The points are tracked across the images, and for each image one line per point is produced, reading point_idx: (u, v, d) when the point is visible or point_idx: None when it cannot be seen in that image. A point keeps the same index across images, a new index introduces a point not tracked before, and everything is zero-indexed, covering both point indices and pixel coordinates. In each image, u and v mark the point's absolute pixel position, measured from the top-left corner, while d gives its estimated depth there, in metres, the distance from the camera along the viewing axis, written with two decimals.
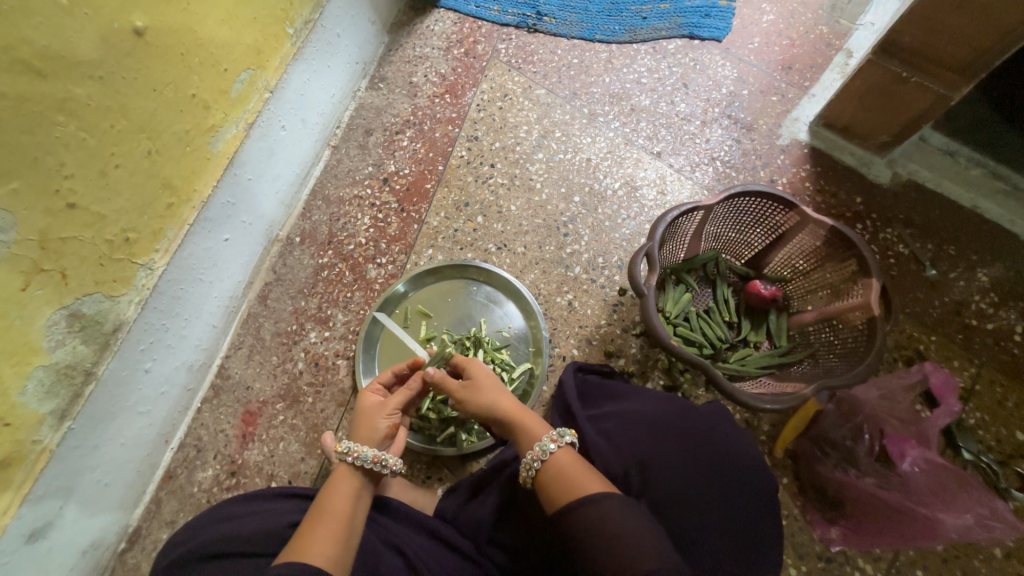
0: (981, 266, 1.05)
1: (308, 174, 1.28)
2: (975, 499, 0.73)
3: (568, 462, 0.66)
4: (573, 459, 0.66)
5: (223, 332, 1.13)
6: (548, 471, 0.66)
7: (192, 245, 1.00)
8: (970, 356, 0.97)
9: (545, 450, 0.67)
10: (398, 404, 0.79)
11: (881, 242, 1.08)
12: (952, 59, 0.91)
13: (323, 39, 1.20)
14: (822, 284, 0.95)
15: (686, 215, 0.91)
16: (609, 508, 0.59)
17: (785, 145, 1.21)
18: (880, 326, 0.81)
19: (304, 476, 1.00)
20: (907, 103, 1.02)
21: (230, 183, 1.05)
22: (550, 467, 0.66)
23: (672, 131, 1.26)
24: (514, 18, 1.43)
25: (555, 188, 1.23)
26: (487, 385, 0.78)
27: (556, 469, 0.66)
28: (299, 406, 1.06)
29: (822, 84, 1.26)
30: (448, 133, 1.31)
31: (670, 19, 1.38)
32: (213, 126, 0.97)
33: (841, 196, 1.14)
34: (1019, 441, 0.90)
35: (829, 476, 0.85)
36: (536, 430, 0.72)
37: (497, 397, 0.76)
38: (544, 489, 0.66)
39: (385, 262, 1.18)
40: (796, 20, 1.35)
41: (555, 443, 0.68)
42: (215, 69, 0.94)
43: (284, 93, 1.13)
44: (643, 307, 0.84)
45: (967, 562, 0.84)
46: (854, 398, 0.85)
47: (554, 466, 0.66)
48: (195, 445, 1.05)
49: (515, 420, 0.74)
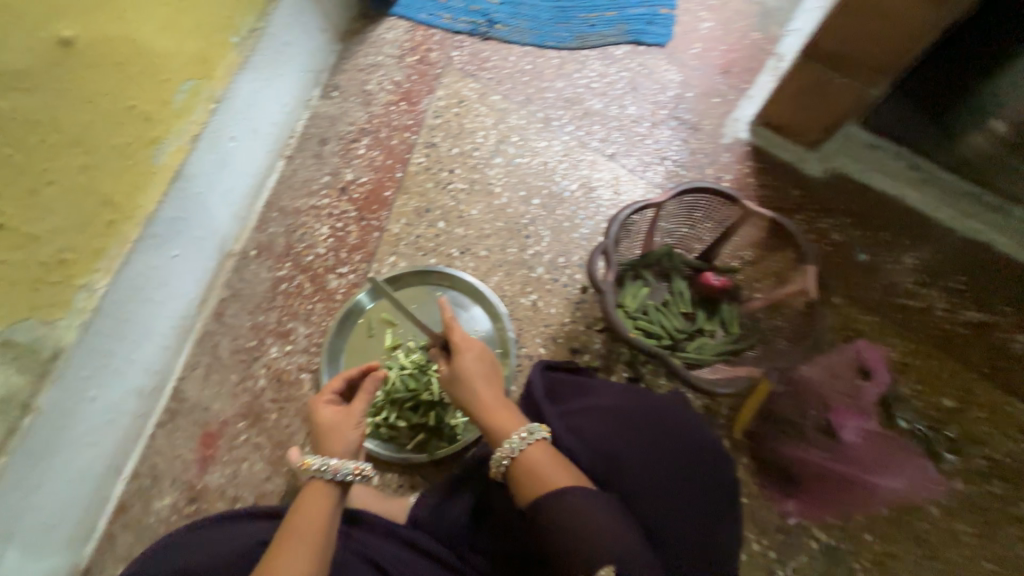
0: (905, 249, 1.14)
1: (262, 187, 1.25)
2: (908, 459, 0.92)
3: (539, 459, 0.65)
4: (544, 454, 0.66)
5: (176, 353, 1.08)
6: (518, 466, 0.66)
7: (139, 263, 0.95)
8: (900, 332, 1.06)
9: (514, 447, 0.66)
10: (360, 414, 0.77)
11: (817, 231, 1.17)
12: (870, 61, 1.00)
13: (272, 47, 1.18)
14: (768, 272, 1.02)
15: (639, 212, 0.96)
16: (578, 499, 0.61)
17: (728, 143, 1.29)
18: (819, 310, 0.88)
19: (270, 496, 0.97)
20: (833, 103, 1.11)
21: (177, 198, 1.01)
22: (522, 460, 0.66)
23: (623, 133, 1.31)
24: (467, 26, 1.45)
25: (515, 191, 1.25)
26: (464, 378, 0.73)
27: (526, 465, 0.65)
28: (262, 424, 1.03)
29: (758, 86, 1.35)
30: (406, 140, 1.31)
31: (616, 26, 1.44)
32: (156, 138, 0.94)
33: (780, 189, 1.22)
34: (945, 405, 0.99)
35: (788, 454, 0.91)
36: (510, 426, 0.69)
37: (478, 387, 0.73)
38: (515, 483, 0.66)
39: (346, 272, 1.16)
40: (732, 26, 1.44)
41: (523, 440, 0.66)
42: (156, 80, 0.91)
43: (233, 103, 1.10)
44: (602, 303, 0.88)
45: (907, 521, 0.91)
46: (805, 378, 0.93)
47: (525, 461, 0.66)
48: (151, 473, 1.00)
49: (490, 411, 0.71)
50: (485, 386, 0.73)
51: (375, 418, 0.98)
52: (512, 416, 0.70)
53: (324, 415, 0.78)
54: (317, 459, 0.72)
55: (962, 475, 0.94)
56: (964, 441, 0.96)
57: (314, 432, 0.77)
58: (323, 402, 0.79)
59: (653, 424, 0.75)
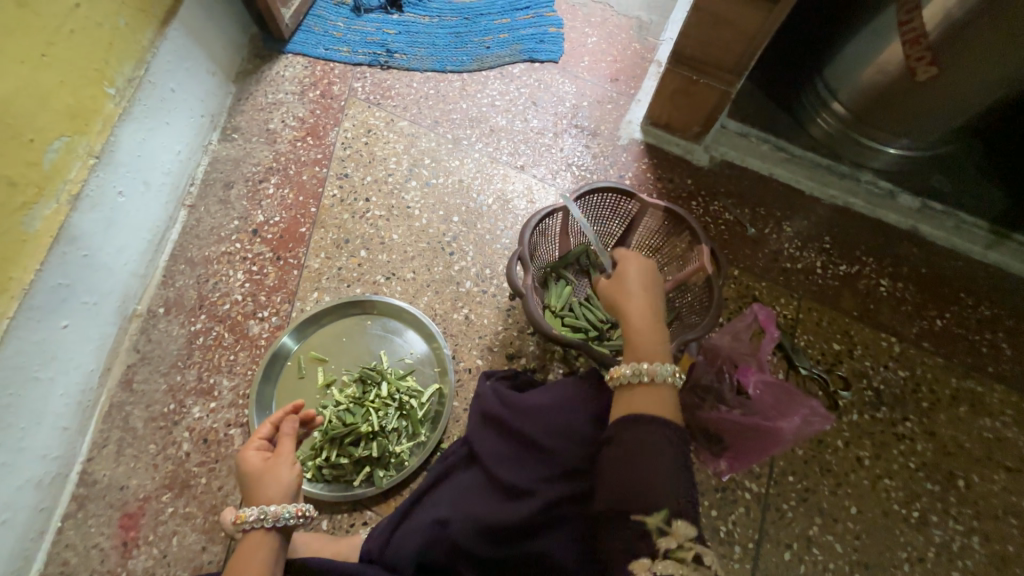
0: (785, 220, 1.30)
1: (164, 239, 1.17)
2: (801, 401, 0.89)
3: (639, 391, 0.71)
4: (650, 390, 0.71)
5: (80, 432, 0.98)
6: (627, 385, 0.72)
7: (18, 340, 0.86)
8: (791, 292, 1.20)
9: (628, 373, 0.71)
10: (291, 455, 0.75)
11: (712, 213, 1.30)
12: (724, 62, 1.14)
13: (155, 95, 1.13)
14: (670, 255, 1.10)
15: (548, 217, 1.02)
16: (669, 437, 0.63)
17: (625, 144, 1.40)
18: (716, 280, 0.97)
19: (208, 567, 0.90)
20: (703, 100, 1.25)
21: (59, 263, 0.93)
22: (631, 384, 0.72)
23: (530, 145, 1.38)
24: (366, 58, 1.47)
25: (433, 212, 1.27)
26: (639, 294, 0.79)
27: (636, 388, 0.71)
28: (190, 491, 0.96)
29: (644, 90, 1.48)
30: (316, 175, 1.29)
31: (510, 47, 1.53)
32: (25, 204, 0.87)
33: (675, 180, 1.35)
34: (836, 350, 1.13)
35: (707, 417, 0.96)
36: (644, 354, 0.73)
37: (637, 315, 0.77)
38: (627, 394, 0.71)
39: (268, 315, 1.12)
40: (615, 39, 1.58)
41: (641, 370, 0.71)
42: (18, 141, 0.85)
43: (116, 156, 1.04)
44: (524, 306, 0.91)
45: (822, 458, 1.02)
46: (713, 345, 1.02)
47: (633, 385, 0.72)
48: (61, 572, 0.89)
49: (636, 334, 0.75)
50: (641, 314, 0.77)
51: (315, 459, 0.95)
52: (654, 347, 0.74)
53: (251, 463, 0.74)
54: (254, 509, 0.69)
55: (857, 409, 1.07)
56: (853, 378, 1.10)
57: (243, 484, 0.73)
58: (251, 450, 0.75)
59: (591, 404, 0.80)
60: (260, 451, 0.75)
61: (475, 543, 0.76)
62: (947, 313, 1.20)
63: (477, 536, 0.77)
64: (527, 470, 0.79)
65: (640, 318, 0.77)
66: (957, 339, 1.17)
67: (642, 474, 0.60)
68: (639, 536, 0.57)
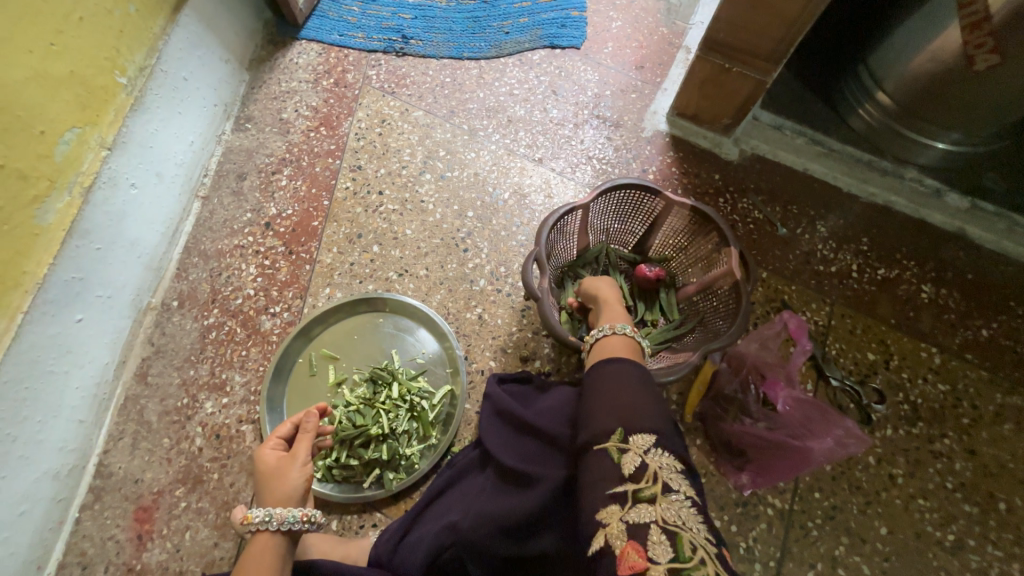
0: (819, 219, 1.22)
1: (177, 231, 1.16)
2: (833, 423, 0.86)
3: (616, 344, 0.78)
4: (622, 342, 0.78)
5: (96, 425, 0.99)
6: (601, 342, 0.79)
7: (33, 335, 0.86)
8: (823, 297, 1.13)
9: (600, 332, 0.80)
10: (302, 459, 0.72)
11: (740, 211, 1.23)
12: (761, 49, 1.06)
13: (167, 84, 1.11)
14: (696, 256, 1.04)
15: (566, 215, 0.98)
16: (635, 376, 0.66)
17: (649, 136, 1.33)
18: (745, 286, 0.90)
19: (220, 563, 0.90)
20: (735, 90, 1.17)
21: (72, 257, 0.92)
22: (604, 340, 0.79)
23: (549, 137, 1.33)
24: (380, 44, 1.43)
25: (448, 206, 1.24)
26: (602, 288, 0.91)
27: (607, 343, 0.78)
28: (203, 486, 0.96)
29: (671, 78, 1.40)
30: (330, 166, 1.26)
31: (530, 32, 1.46)
32: (38, 196, 0.86)
33: (702, 176, 1.28)
34: (870, 360, 1.06)
35: (730, 430, 0.93)
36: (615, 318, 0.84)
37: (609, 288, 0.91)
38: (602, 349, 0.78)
39: (280, 311, 1.10)
40: (641, 23, 1.49)
41: (612, 329, 0.80)
42: (28, 133, 0.83)
43: (128, 148, 1.03)
44: (541, 312, 0.87)
45: (851, 474, 0.97)
46: (739, 352, 0.96)
47: (607, 340, 0.79)
48: (80, 561, 0.91)
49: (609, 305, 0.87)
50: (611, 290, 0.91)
51: (326, 459, 0.94)
52: (621, 316, 0.85)
53: (266, 461, 0.73)
54: (260, 511, 0.67)
55: (891, 423, 1.01)
56: (888, 391, 1.04)
57: (257, 480, 0.72)
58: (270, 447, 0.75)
59: None
60: (277, 449, 0.74)
61: (485, 539, 0.73)
62: (995, 323, 1.12)
63: (488, 529, 0.73)
64: (537, 464, 0.78)
65: (603, 300, 0.89)
66: (1004, 350, 1.09)
67: (603, 408, 0.63)
68: (605, 462, 0.58)
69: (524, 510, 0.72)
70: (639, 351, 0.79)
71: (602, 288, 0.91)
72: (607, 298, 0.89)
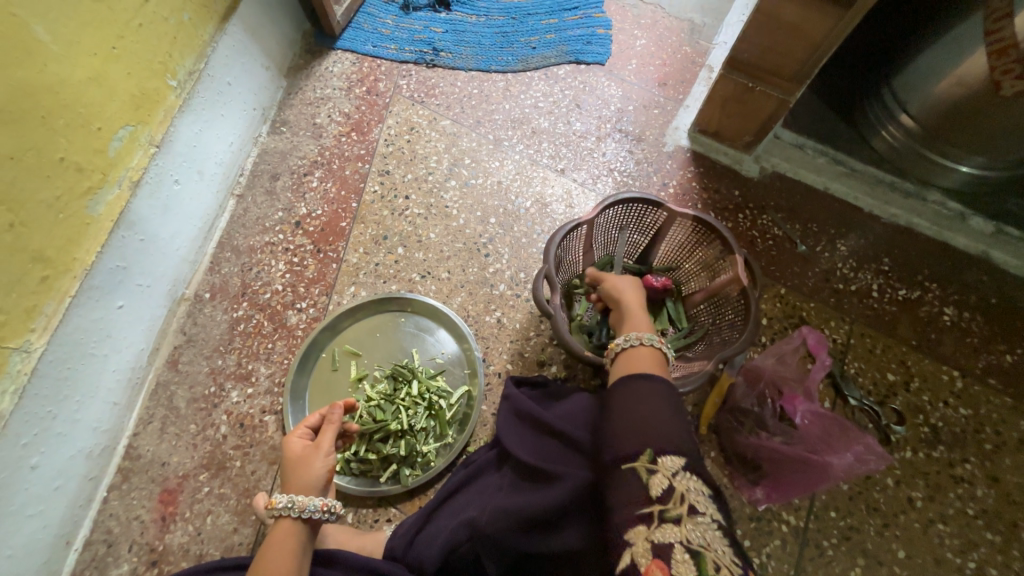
0: (839, 238, 1.22)
1: (213, 227, 1.22)
2: (855, 438, 0.85)
3: (643, 355, 0.78)
4: (649, 354, 0.78)
5: (128, 408, 1.03)
6: (626, 354, 0.80)
7: (77, 318, 0.91)
8: (842, 316, 1.13)
9: (625, 342, 0.80)
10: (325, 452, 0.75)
11: (759, 227, 1.24)
12: (785, 69, 1.09)
13: (212, 88, 1.17)
14: (701, 264, 1.05)
15: (571, 232, 0.98)
16: (662, 395, 0.65)
17: (671, 151, 1.35)
18: (752, 293, 0.91)
19: (239, 548, 0.93)
20: (758, 109, 1.19)
21: (118, 246, 0.98)
22: (630, 351, 0.80)
23: (571, 149, 1.36)
24: (412, 56, 1.48)
25: (471, 212, 1.27)
26: (625, 294, 0.91)
27: (633, 354, 0.79)
28: (226, 473, 0.99)
29: (693, 95, 1.43)
30: (359, 170, 1.31)
31: (557, 47, 1.51)
32: (91, 188, 0.91)
33: (722, 191, 1.29)
34: (890, 380, 1.06)
35: (745, 442, 0.93)
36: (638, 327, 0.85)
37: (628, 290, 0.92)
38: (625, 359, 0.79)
39: (306, 306, 1.14)
40: (664, 42, 1.53)
41: (636, 340, 0.80)
42: (87, 129, 0.89)
43: (174, 146, 1.08)
44: (554, 326, 0.88)
45: (869, 495, 0.96)
46: (756, 366, 0.96)
47: (632, 352, 0.79)
48: (105, 539, 0.94)
49: (631, 311, 0.88)
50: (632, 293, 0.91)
51: (344, 453, 0.96)
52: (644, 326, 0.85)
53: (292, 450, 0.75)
54: (283, 496, 0.70)
55: (910, 446, 1.00)
56: (908, 412, 1.03)
57: (282, 467, 0.75)
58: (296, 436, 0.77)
59: None
60: (302, 438, 0.76)
61: (503, 533, 0.75)
62: (1020, 348, 1.10)
63: (508, 524, 0.75)
64: (554, 465, 0.80)
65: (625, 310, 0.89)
66: None
67: (626, 430, 0.62)
68: (631, 490, 0.57)
69: (541, 507, 0.74)
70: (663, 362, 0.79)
71: (626, 294, 0.91)
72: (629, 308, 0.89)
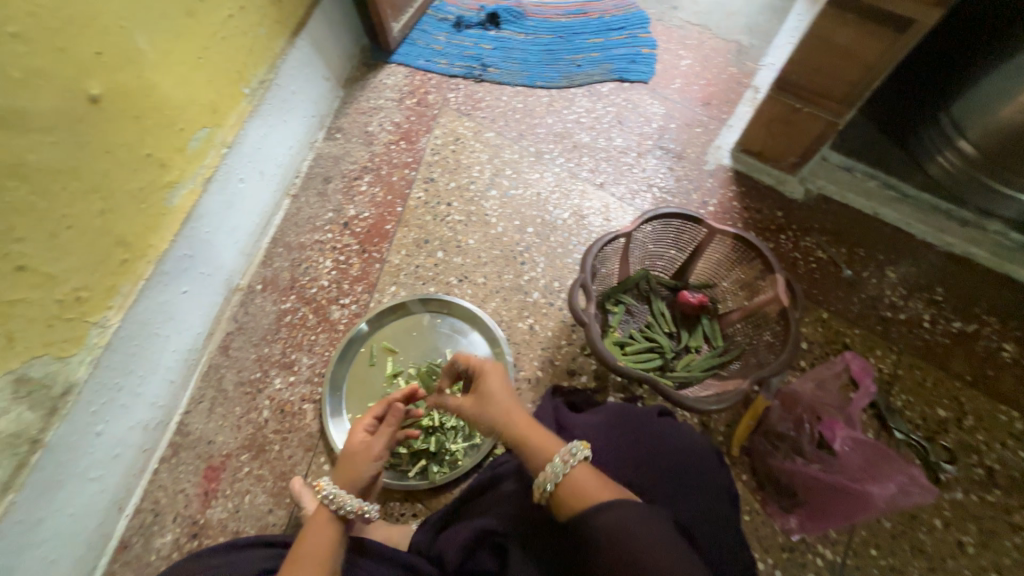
0: (889, 265, 1.18)
1: (268, 224, 1.30)
2: (899, 469, 0.79)
3: (584, 478, 0.64)
4: (588, 472, 0.65)
5: (182, 386, 1.10)
6: (564, 489, 0.64)
7: (148, 300, 0.99)
8: (890, 344, 1.08)
9: (556, 472, 0.64)
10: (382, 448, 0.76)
11: (802, 249, 1.22)
12: (836, 91, 1.07)
13: (278, 96, 1.27)
14: (738, 283, 1.04)
15: (610, 243, 0.99)
16: (624, 512, 0.58)
17: (712, 169, 1.35)
18: (791, 315, 0.90)
19: (272, 528, 0.97)
20: (805, 130, 1.18)
21: (188, 236, 1.06)
22: (568, 480, 0.64)
23: (611, 163, 1.38)
24: (461, 71, 1.55)
25: (510, 221, 1.31)
26: (493, 402, 0.73)
27: (573, 482, 0.64)
28: (265, 455, 1.04)
29: (737, 116, 1.43)
30: (406, 176, 1.38)
31: (601, 66, 1.54)
32: (169, 182, 1.00)
33: (764, 211, 1.28)
34: (941, 417, 1.00)
35: (781, 467, 0.91)
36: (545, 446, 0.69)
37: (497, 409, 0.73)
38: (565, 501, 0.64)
39: (349, 303, 1.20)
40: (710, 63, 1.54)
41: (567, 463, 0.65)
42: (171, 129, 0.98)
43: (242, 148, 1.18)
44: (587, 335, 0.88)
45: (915, 537, 0.90)
46: (792, 391, 0.93)
47: (570, 482, 0.64)
48: (153, 508, 1.00)
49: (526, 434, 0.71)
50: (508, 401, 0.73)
51: None
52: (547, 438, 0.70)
53: (354, 439, 0.78)
54: (330, 485, 0.73)
55: (961, 486, 0.94)
56: (959, 451, 0.97)
57: (342, 454, 0.78)
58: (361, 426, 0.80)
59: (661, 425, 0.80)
60: (365, 429, 0.79)
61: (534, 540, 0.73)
62: None
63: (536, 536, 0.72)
64: None
65: (517, 427, 0.71)
66: None
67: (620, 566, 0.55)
68: None
69: None
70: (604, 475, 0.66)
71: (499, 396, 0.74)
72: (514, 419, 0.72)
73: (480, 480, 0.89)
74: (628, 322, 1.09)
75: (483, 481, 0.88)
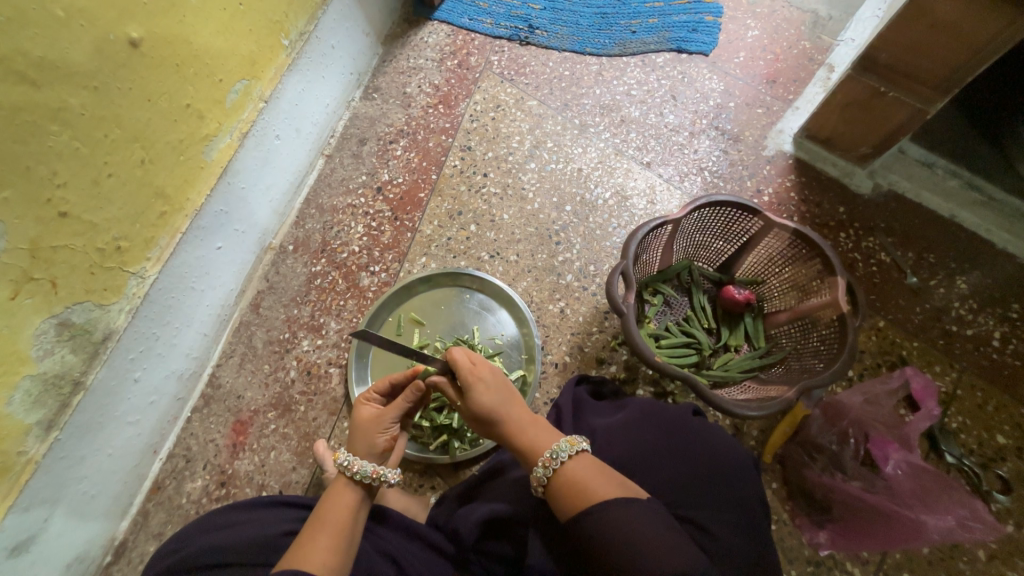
0: (960, 274, 1.10)
1: (302, 183, 1.28)
2: (957, 501, 0.80)
3: (581, 470, 0.64)
4: (588, 463, 0.64)
5: (214, 340, 1.12)
6: (554, 488, 0.64)
7: (184, 254, 1.00)
8: (951, 362, 1.02)
9: (541, 476, 0.65)
10: (394, 418, 0.76)
11: (863, 250, 1.13)
12: (929, 75, 0.95)
13: (317, 50, 1.22)
14: (790, 282, 0.97)
15: (656, 229, 0.92)
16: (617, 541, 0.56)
17: (770, 156, 1.25)
18: (850, 322, 0.83)
19: (296, 485, 1.00)
20: (886, 117, 1.06)
21: (223, 192, 1.05)
22: (559, 477, 0.64)
23: (661, 142, 1.29)
24: (507, 31, 1.46)
25: (548, 197, 1.25)
26: (487, 407, 0.69)
27: (566, 475, 0.64)
28: (291, 414, 1.06)
29: (806, 97, 1.30)
30: (442, 143, 1.32)
31: (658, 33, 1.42)
32: (207, 135, 0.98)
33: (824, 206, 1.19)
34: (999, 443, 0.95)
35: (816, 481, 0.88)
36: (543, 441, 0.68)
37: (506, 412, 0.70)
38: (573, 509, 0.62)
39: (379, 270, 1.18)
40: (780, 35, 1.40)
41: (547, 469, 0.64)
42: (210, 80, 0.95)
43: (279, 103, 1.14)
44: (624, 325, 0.82)
45: (952, 564, 0.87)
46: (841, 404, 0.91)
47: (562, 478, 0.64)
48: (185, 455, 1.04)
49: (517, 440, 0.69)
50: (513, 409, 0.70)
51: None
52: (542, 433, 0.68)
53: (360, 412, 0.78)
54: (344, 453, 0.73)
55: (1013, 520, 0.90)
56: (1016, 482, 0.92)
57: (353, 426, 0.78)
58: (365, 400, 0.80)
59: (695, 425, 0.75)
60: (371, 404, 0.79)
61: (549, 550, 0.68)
62: None
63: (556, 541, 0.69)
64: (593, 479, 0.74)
65: (507, 427, 0.69)
66: None
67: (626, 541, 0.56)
68: None
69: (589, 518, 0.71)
70: (585, 479, 0.63)
71: (493, 393, 0.70)
72: (507, 417, 0.69)
73: (491, 463, 0.87)
74: (665, 314, 1.04)
75: (499, 463, 0.86)
